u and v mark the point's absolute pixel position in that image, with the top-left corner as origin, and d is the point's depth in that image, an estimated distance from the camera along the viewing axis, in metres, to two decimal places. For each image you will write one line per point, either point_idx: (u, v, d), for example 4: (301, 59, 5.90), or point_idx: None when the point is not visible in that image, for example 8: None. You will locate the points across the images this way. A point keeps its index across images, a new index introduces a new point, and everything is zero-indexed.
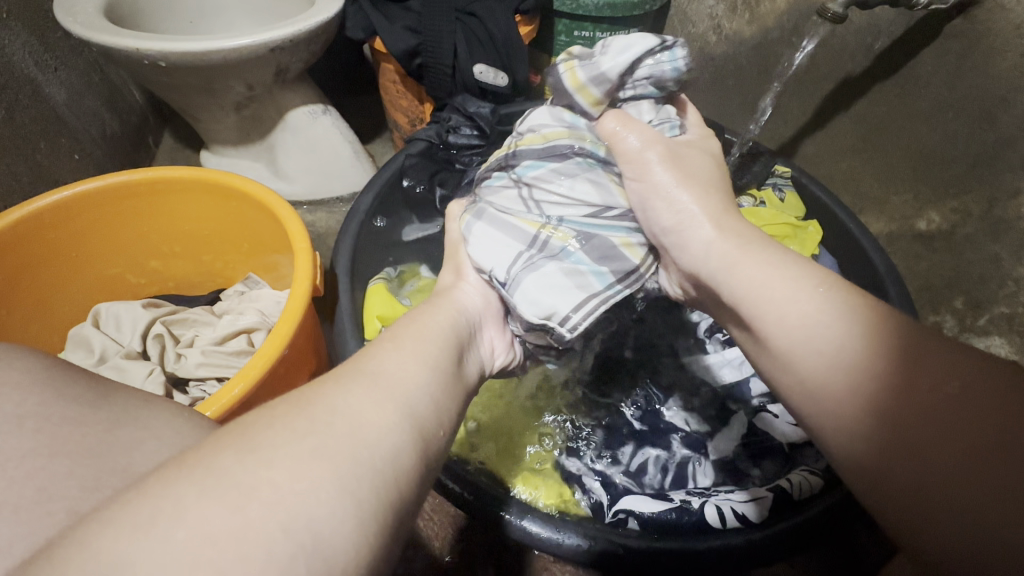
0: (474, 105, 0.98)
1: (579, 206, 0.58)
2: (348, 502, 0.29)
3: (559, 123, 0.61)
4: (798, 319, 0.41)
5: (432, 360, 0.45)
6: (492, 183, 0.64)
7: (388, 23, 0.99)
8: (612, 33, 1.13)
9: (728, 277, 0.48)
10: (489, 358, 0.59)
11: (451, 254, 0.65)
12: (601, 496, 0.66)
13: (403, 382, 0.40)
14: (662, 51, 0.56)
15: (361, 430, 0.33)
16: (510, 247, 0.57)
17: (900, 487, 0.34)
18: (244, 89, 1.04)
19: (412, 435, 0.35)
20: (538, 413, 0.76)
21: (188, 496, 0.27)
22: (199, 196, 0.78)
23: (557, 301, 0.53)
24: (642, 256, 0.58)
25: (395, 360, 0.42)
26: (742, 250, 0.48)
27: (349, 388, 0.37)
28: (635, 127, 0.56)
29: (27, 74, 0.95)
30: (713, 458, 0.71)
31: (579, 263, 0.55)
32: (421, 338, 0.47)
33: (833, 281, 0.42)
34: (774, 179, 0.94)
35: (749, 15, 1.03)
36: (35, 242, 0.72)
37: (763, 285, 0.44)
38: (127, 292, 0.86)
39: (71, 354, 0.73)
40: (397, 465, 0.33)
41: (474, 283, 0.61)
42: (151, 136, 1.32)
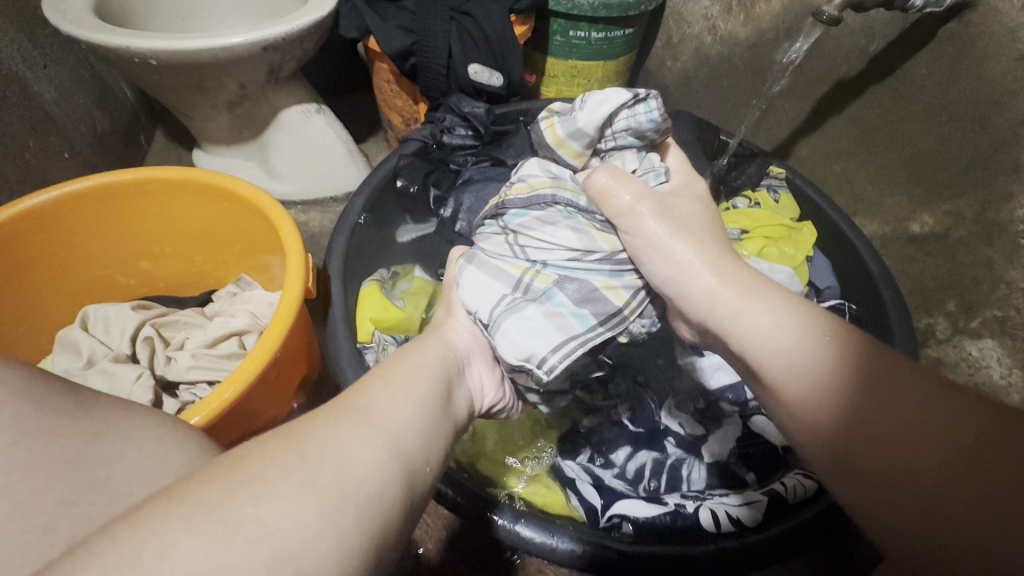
0: (469, 105, 0.98)
1: (560, 250, 0.58)
2: (334, 537, 0.29)
3: (545, 174, 0.63)
4: (806, 366, 0.41)
5: (419, 404, 0.44)
6: (484, 230, 0.65)
7: (382, 23, 0.98)
8: (607, 33, 1.13)
9: (733, 325, 0.47)
10: (478, 396, 0.59)
11: (445, 293, 0.65)
12: (595, 500, 0.66)
13: (389, 423, 0.39)
14: (637, 104, 0.59)
15: (349, 465, 0.33)
16: (495, 291, 0.58)
17: (908, 534, 0.35)
18: (236, 87, 1.03)
19: (398, 471, 0.36)
20: (533, 420, 0.74)
21: (176, 530, 0.26)
22: (191, 197, 0.77)
23: (536, 344, 0.53)
24: (626, 298, 0.58)
25: (386, 398, 0.42)
26: (744, 297, 0.47)
27: (338, 422, 0.37)
28: (627, 182, 0.57)
29: (16, 72, 0.94)
30: (708, 460, 0.71)
31: (560, 305, 0.55)
32: (413, 376, 0.47)
33: (839, 328, 0.42)
34: (769, 179, 0.94)
35: (744, 16, 1.04)
36: (22, 243, 0.71)
37: (768, 334, 0.44)
38: (117, 293, 0.85)
39: (59, 357, 0.72)
40: (382, 500, 0.33)
41: (463, 322, 0.61)
42: (142, 134, 1.31)
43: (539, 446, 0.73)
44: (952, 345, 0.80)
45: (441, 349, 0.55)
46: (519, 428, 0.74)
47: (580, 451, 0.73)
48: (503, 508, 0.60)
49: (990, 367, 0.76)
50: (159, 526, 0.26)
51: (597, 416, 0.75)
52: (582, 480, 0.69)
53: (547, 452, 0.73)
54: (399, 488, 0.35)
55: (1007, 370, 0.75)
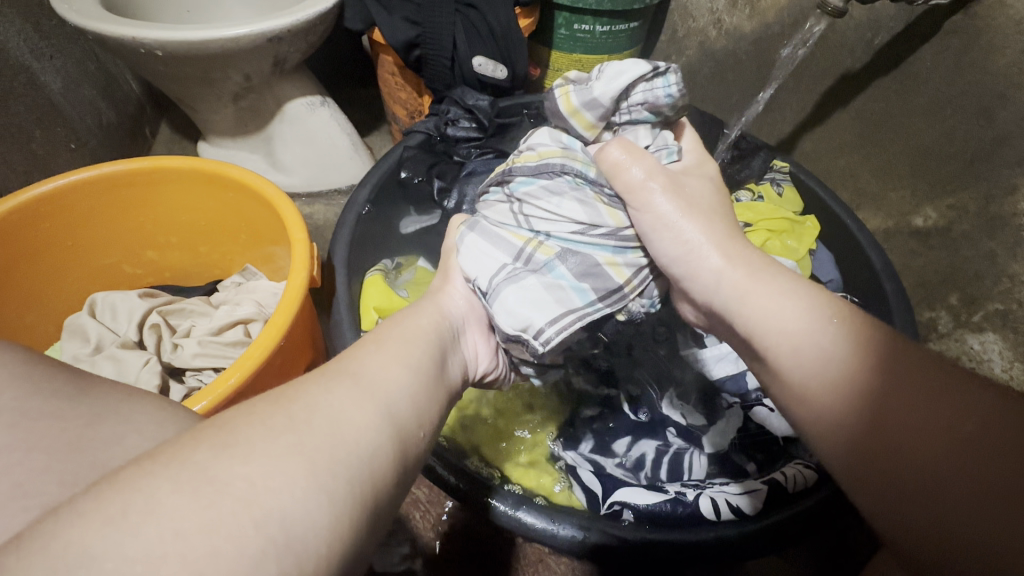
0: (474, 96, 0.99)
1: (566, 222, 0.58)
2: (323, 497, 0.29)
3: (555, 144, 0.63)
4: (813, 351, 0.42)
5: (414, 369, 0.45)
6: (489, 198, 0.65)
7: (387, 15, 0.98)
8: (612, 26, 1.13)
9: (742, 307, 0.47)
10: (472, 363, 0.60)
11: (444, 260, 0.66)
12: (596, 487, 0.66)
13: (386, 390, 0.40)
14: (656, 77, 0.59)
15: (339, 429, 0.34)
16: (497, 259, 0.58)
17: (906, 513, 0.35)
18: (241, 79, 1.04)
19: (389, 435, 0.37)
20: (538, 411, 0.75)
21: (163, 488, 0.27)
22: (197, 186, 0.78)
23: (534, 315, 0.53)
24: (627, 275, 0.58)
25: (381, 364, 0.43)
26: (751, 279, 0.48)
27: (331, 388, 0.38)
28: (639, 158, 0.57)
29: (23, 62, 0.95)
30: (708, 450, 0.71)
31: (561, 277, 0.55)
32: (407, 344, 0.48)
33: (845, 310, 0.43)
34: (773, 174, 0.94)
35: (749, 10, 1.04)
36: (30, 230, 0.71)
37: (776, 316, 0.44)
38: (123, 282, 0.86)
39: (67, 343, 0.72)
40: (372, 463, 0.34)
41: (460, 290, 0.62)
42: (148, 127, 1.32)
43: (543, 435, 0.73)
44: (954, 339, 0.80)
45: (443, 324, 0.56)
46: (524, 419, 0.74)
47: (582, 439, 0.74)
48: (500, 492, 0.61)
49: (992, 361, 0.76)
50: (145, 486, 0.27)
51: (597, 404, 0.76)
52: (579, 465, 0.70)
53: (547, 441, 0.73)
54: (388, 452, 0.36)
55: (1008, 363, 0.75)
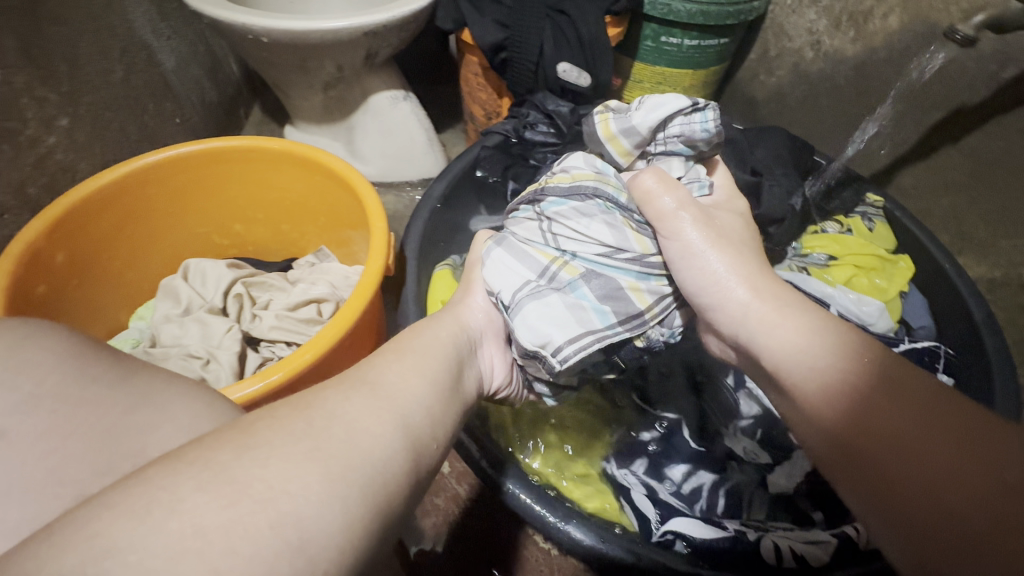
0: (554, 102, 0.97)
1: (593, 244, 0.57)
2: (337, 501, 0.30)
3: (589, 168, 0.62)
4: (842, 388, 0.42)
5: (429, 380, 0.47)
6: (517, 215, 0.64)
7: (479, 16, 1.00)
8: (701, 41, 1.12)
9: (766, 341, 0.48)
10: (487, 377, 0.60)
11: (466, 275, 0.67)
12: (650, 511, 0.63)
13: (402, 398, 0.42)
14: (693, 113, 0.60)
15: (354, 435, 0.35)
16: (520, 275, 0.58)
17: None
18: (334, 69, 1.09)
19: (403, 444, 0.37)
20: (593, 421, 0.74)
21: (186, 485, 0.28)
22: (288, 168, 0.81)
23: (553, 332, 0.52)
24: (649, 303, 0.57)
25: (397, 372, 0.45)
26: (778, 313, 0.49)
27: (348, 396, 0.39)
28: (672, 188, 0.57)
29: (146, 40, 1.02)
30: (770, 491, 0.67)
31: (583, 298, 0.54)
32: (422, 356, 0.50)
33: (872, 357, 0.43)
34: (865, 207, 0.88)
35: (854, 33, 1.02)
36: (138, 194, 0.77)
37: (806, 354, 0.45)
38: (211, 251, 0.91)
39: (160, 303, 0.78)
40: (386, 472, 0.34)
41: (481, 306, 0.63)
42: (242, 108, 1.40)
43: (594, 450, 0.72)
44: None
45: (460, 337, 0.57)
46: (572, 418, 0.74)
47: (636, 458, 0.71)
48: (514, 476, 0.62)
49: None
50: (169, 484, 0.28)
51: (653, 425, 0.74)
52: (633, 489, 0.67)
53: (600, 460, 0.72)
54: (400, 457, 0.36)
55: None
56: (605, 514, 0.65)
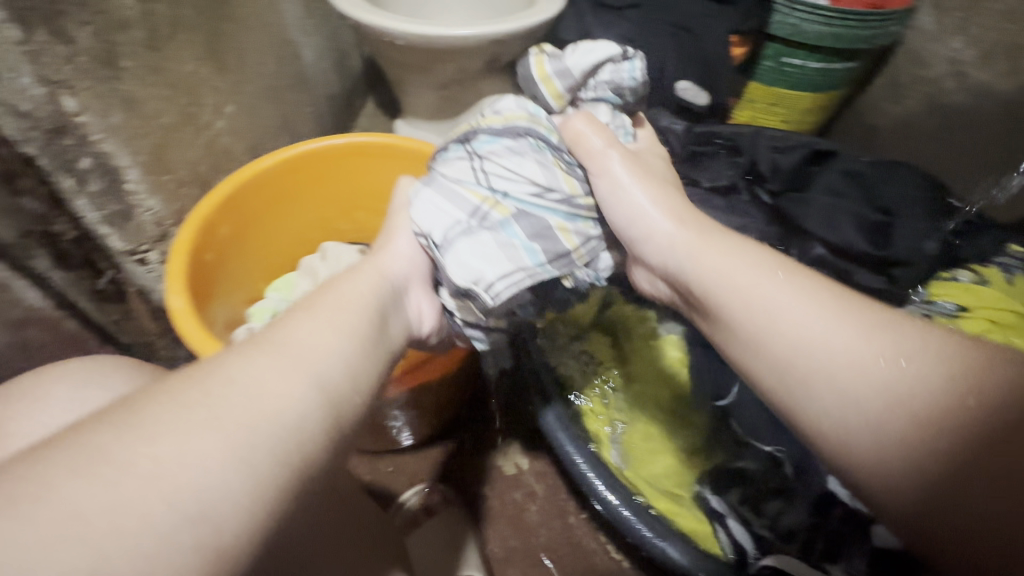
0: (667, 119, 0.98)
1: (524, 183, 0.56)
2: (238, 471, 0.34)
3: (521, 109, 0.61)
4: (767, 300, 0.47)
5: (351, 336, 0.47)
6: (447, 154, 0.61)
7: (604, 28, 1.02)
8: (825, 65, 1.08)
9: (696, 262, 0.52)
10: (416, 324, 0.59)
11: (389, 217, 0.64)
12: (748, 544, 0.64)
13: (316, 355, 0.43)
14: (623, 60, 0.60)
15: (257, 399, 0.37)
16: (452, 215, 0.56)
17: (972, 525, 0.37)
18: (455, 72, 1.14)
19: (320, 405, 0.40)
20: (691, 444, 0.76)
21: (58, 475, 0.30)
22: (416, 166, 0.87)
23: (485, 268, 0.53)
24: (575, 243, 0.58)
25: (311, 330, 0.45)
26: (702, 237, 0.53)
27: (254, 358, 0.41)
28: (601, 130, 0.59)
29: (293, 37, 1.12)
30: (875, 544, 0.61)
31: (513, 237, 0.54)
32: (337, 309, 0.49)
33: (797, 293, 0.47)
34: (1006, 258, 0.81)
35: (1008, 68, 0.98)
36: (285, 179, 0.85)
37: (730, 271, 0.50)
38: (334, 234, 0.99)
39: (299, 280, 0.87)
40: (298, 432, 0.38)
41: (407, 247, 0.61)
42: (358, 99, 1.50)
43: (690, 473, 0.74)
44: None
45: (381, 288, 0.55)
46: (670, 439, 0.77)
47: (731, 489, 0.70)
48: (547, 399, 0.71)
49: None
50: (47, 471, 0.31)
51: (749, 456, 0.71)
52: (735, 523, 0.66)
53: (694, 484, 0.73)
54: (315, 417, 0.39)
55: None
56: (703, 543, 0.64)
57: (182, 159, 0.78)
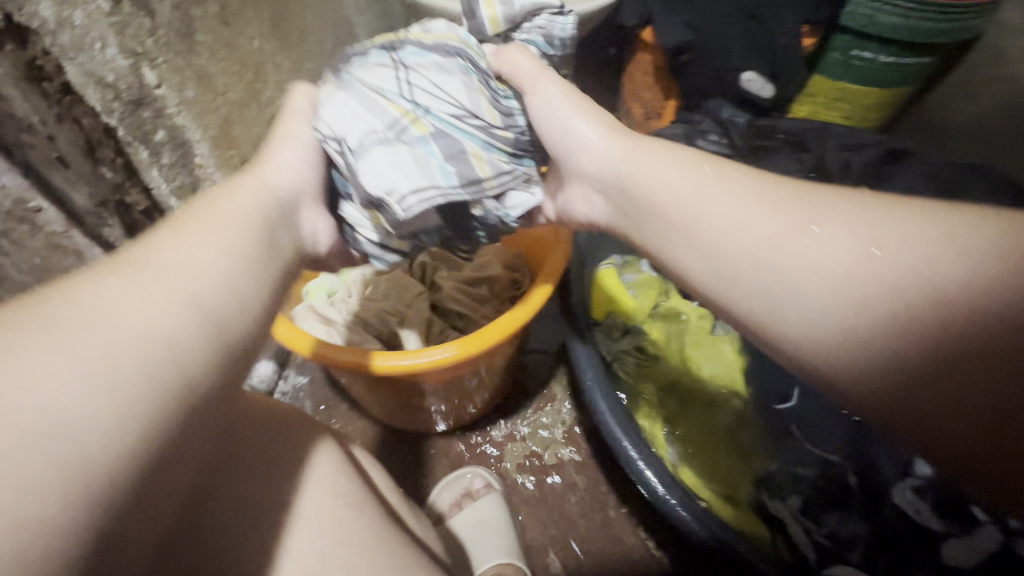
0: (729, 112, 0.98)
1: (448, 102, 0.51)
2: (106, 401, 0.29)
3: (453, 32, 0.54)
4: (687, 187, 0.49)
5: (236, 252, 0.41)
6: (368, 58, 0.52)
7: (668, 15, 0.98)
8: (897, 59, 1.02)
9: (627, 163, 0.54)
10: (309, 240, 0.56)
11: (280, 129, 0.57)
12: (809, 553, 0.63)
13: (188, 273, 0.37)
14: (559, 13, 0.57)
15: (113, 323, 0.31)
16: (364, 121, 0.50)
17: (945, 392, 0.34)
18: None
19: (198, 324, 0.35)
20: (750, 439, 0.71)
21: None
22: None
23: (398, 179, 0.48)
24: (489, 174, 0.53)
25: (182, 248, 0.39)
26: (634, 143, 0.55)
27: (105, 279, 0.34)
28: (530, 53, 0.56)
29: (350, 16, 1.12)
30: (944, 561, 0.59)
31: (430, 154, 0.49)
32: (213, 224, 0.42)
33: (713, 180, 0.48)
34: None
35: None
36: None
37: (655, 171, 0.52)
38: None
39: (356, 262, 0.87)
40: (185, 359, 0.33)
41: (298, 159, 0.55)
42: None
43: (751, 469, 0.70)
44: None
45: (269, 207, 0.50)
46: (732, 437, 0.72)
47: (790, 493, 0.67)
48: (586, 368, 0.73)
49: None
50: None
51: (812, 462, 0.67)
52: (797, 532, 0.64)
53: (749, 487, 0.69)
54: (195, 340, 0.34)
55: None
56: (754, 535, 0.65)
57: (245, 134, 0.80)
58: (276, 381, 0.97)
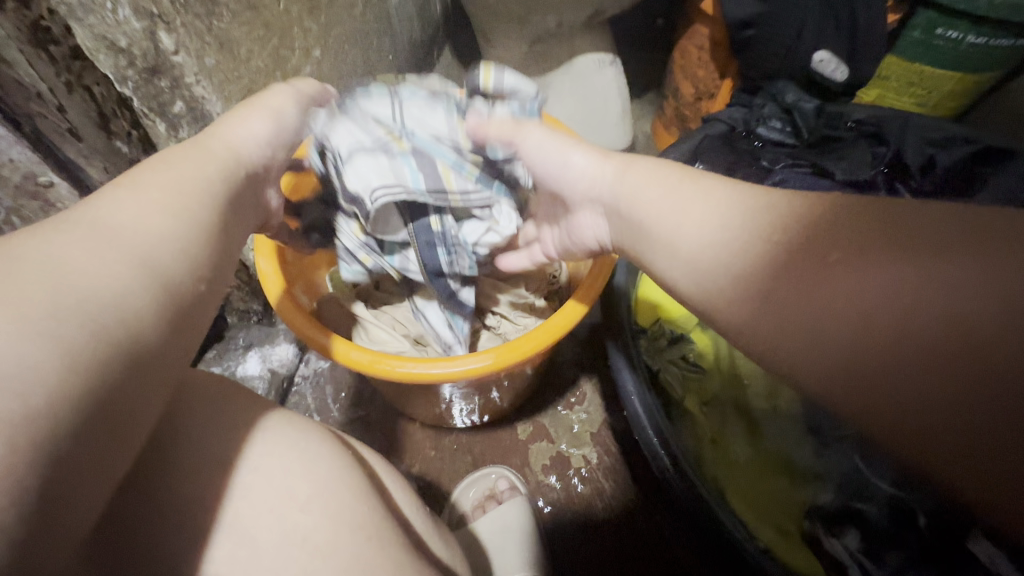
0: (796, 95, 0.87)
1: (431, 121, 0.55)
2: (51, 362, 0.28)
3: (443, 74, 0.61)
4: (663, 198, 0.45)
5: (190, 215, 0.39)
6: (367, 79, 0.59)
7: None
8: (990, 40, 0.89)
9: (621, 181, 0.49)
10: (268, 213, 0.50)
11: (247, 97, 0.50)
12: None
13: (141, 235, 0.35)
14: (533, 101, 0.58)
15: (66, 283, 0.31)
16: (354, 131, 0.53)
17: (923, 386, 0.29)
18: (554, 24, 1.03)
19: (149, 288, 0.34)
20: (804, 467, 0.67)
21: None
22: None
23: (372, 177, 0.52)
24: (456, 190, 0.55)
25: (135, 206, 0.37)
26: (629, 161, 0.50)
27: (53, 238, 0.33)
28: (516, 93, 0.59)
29: None
30: None
31: (406, 164, 0.53)
32: (177, 186, 0.40)
33: (692, 188, 0.44)
34: None
35: None
36: None
37: (638, 185, 0.47)
38: None
39: None
40: (135, 324, 0.32)
41: (285, 130, 0.50)
42: (437, 48, 1.41)
43: (813, 499, 0.64)
44: None
45: (233, 171, 0.44)
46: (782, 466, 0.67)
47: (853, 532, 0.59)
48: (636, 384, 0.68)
49: None
50: None
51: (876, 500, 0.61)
52: None
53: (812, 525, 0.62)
54: (137, 309, 0.33)
55: None
56: None
57: None
58: (297, 363, 0.94)
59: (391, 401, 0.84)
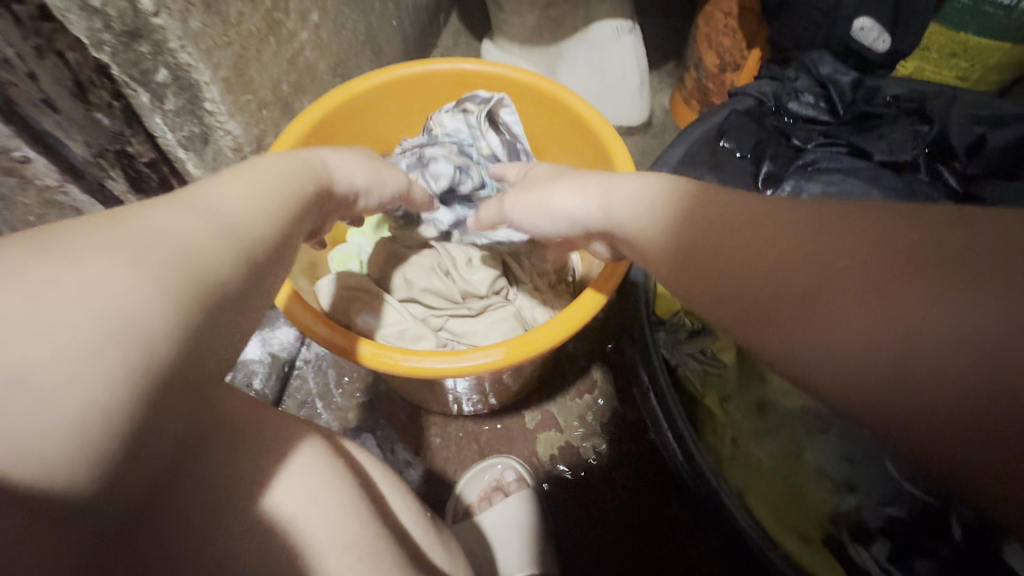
0: (833, 67, 0.80)
1: None
2: (148, 332, 0.28)
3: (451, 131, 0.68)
4: (640, 200, 0.45)
5: (282, 216, 0.38)
6: None
7: None
8: None
9: (608, 199, 0.48)
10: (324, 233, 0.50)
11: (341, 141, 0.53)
12: None
13: (245, 220, 0.35)
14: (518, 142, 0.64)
15: (193, 254, 0.31)
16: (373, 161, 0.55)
17: (948, 382, 0.25)
18: None
19: (246, 269, 0.34)
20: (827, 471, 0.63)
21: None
22: (530, 105, 0.75)
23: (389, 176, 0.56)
24: None
25: (235, 192, 0.36)
26: (611, 182, 0.49)
27: (172, 208, 0.33)
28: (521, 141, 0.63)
29: None
30: None
31: None
32: (275, 186, 0.39)
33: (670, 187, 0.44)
34: None
35: None
36: (374, 106, 0.74)
37: (622, 196, 0.46)
38: None
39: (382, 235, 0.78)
40: (228, 298, 0.32)
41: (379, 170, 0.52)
42: (443, 14, 1.33)
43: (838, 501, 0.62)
44: None
45: (322, 183, 0.45)
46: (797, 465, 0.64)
47: (876, 538, 0.59)
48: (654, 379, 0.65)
49: None
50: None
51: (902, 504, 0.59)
52: None
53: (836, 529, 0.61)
54: (235, 287, 0.33)
55: None
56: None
57: (263, 77, 0.66)
58: (298, 347, 0.90)
59: (395, 388, 0.81)
